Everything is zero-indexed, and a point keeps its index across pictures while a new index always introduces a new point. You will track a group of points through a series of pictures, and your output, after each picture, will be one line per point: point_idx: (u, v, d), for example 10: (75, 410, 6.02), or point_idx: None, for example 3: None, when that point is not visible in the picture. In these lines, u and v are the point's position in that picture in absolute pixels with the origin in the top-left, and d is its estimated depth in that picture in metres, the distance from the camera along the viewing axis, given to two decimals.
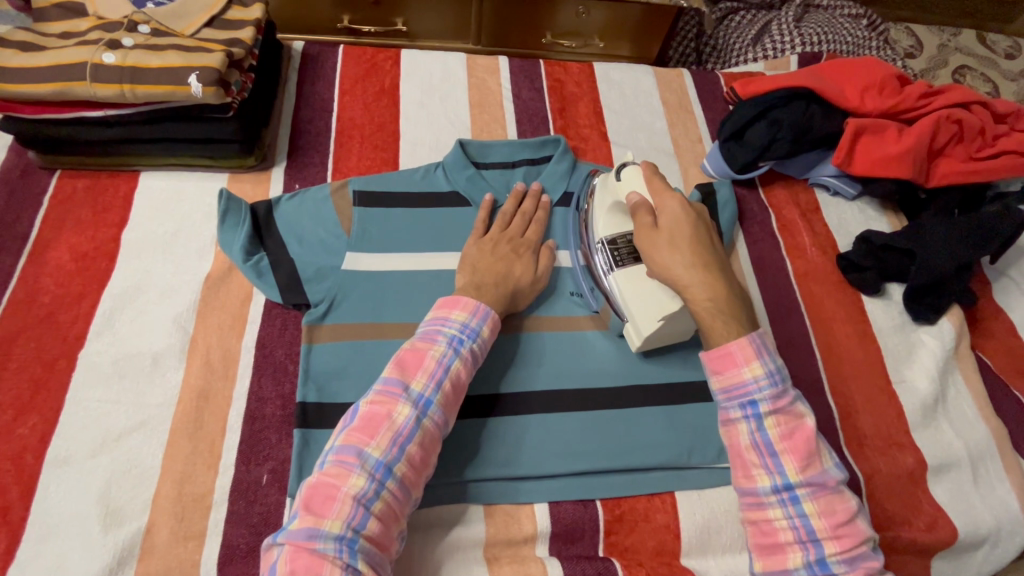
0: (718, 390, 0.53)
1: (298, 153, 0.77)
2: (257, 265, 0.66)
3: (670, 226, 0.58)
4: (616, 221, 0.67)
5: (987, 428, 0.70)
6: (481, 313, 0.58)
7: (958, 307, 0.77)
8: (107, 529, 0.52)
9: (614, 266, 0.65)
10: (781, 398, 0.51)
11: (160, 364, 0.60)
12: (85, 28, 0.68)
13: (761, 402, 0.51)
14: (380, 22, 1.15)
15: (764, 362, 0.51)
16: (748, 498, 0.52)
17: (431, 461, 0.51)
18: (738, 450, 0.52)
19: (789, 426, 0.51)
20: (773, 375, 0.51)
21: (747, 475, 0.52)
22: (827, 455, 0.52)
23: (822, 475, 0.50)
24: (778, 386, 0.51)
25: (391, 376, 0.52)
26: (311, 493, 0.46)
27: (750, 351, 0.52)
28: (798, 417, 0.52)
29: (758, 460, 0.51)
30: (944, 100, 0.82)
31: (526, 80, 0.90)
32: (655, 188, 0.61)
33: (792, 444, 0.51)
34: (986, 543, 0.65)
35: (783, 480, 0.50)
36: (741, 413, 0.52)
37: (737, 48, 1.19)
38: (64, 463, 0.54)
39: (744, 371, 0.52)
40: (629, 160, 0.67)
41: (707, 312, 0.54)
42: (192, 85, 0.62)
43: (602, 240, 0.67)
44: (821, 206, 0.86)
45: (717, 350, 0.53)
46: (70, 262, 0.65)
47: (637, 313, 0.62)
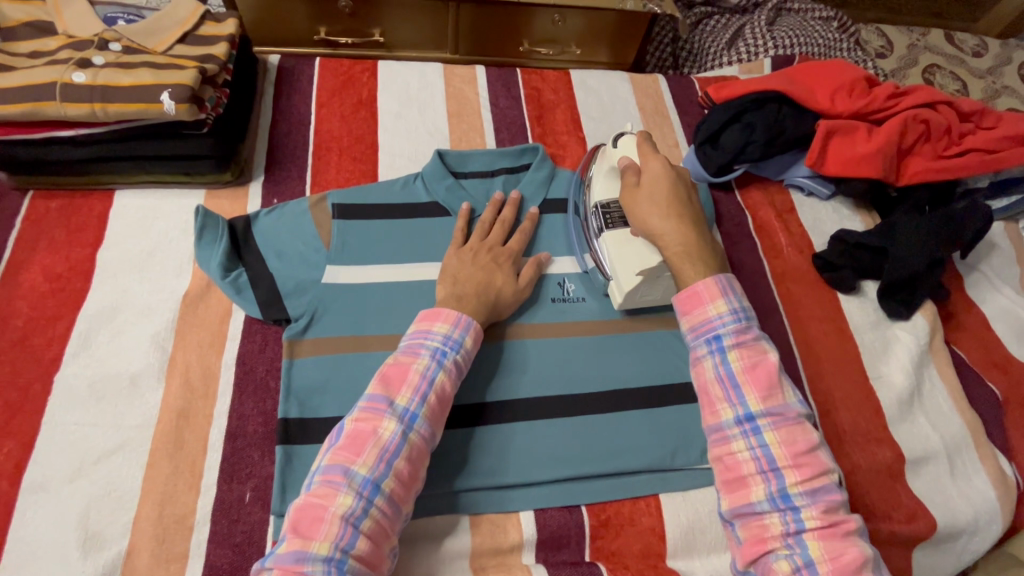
0: (687, 327, 0.59)
1: (276, 167, 0.77)
2: (236, 281, 0.65)
3: (652, 182, 0.65)
4: (609, 186, 0.72)
5: (962, 420, 0.72)
6: (464, 323, 0.58)
7: (931, 302, 0.79)
8: (86, 555, 0.51)
9: (604, 227, 0.69)
10: (744, 333, 0.57)
11: (139, 384, 0.60)
12: (54, 47, 0.68)
13: (725, 337, 0.56)
14: (357, 33, 1.15)
15: (727, 299, 0.58)
16: (725, 465, 0.54)
17: (420, 475, 0.51)
18: (704, 386, 0.56)
19: (753, 359, 0.55)
20: (736, 313, 0.57)
21: (713, 410, 0.56)
22: (790, 391, 0.55)
23: (783, 406, 0.54)
24: (740, 321, 0.57)
25: (375, 393, 0.52)
26: (299, 515, 0.47)
27: (714, 290, 0.58)
28: (760, 351, 0.56)
29: (723, 393, 0.55)
30: (911, 100, 0.85)
31: (504, 88, 0.91)
32: (645, 152, 0.67)
33: (778, 421, 0.53)
34: (964, 533, 0.66)
35: (745, 409, 0.54)
36: (707, 348, 0.57)
37: (711, 53, 1.22)
38: (41, 489, 0.53)
39: (708, 308, 0.58)
40: (626, 129, 0.73)
41: (676, 257, 0.61)
42: (164, 102, 0.62)
43: (597, 204, 0.71)
44: (796, 207, 0.87)
45: (686, 291, 0.59)
46: (44, 284, 0.64)
47: (621, 270, 0.66)
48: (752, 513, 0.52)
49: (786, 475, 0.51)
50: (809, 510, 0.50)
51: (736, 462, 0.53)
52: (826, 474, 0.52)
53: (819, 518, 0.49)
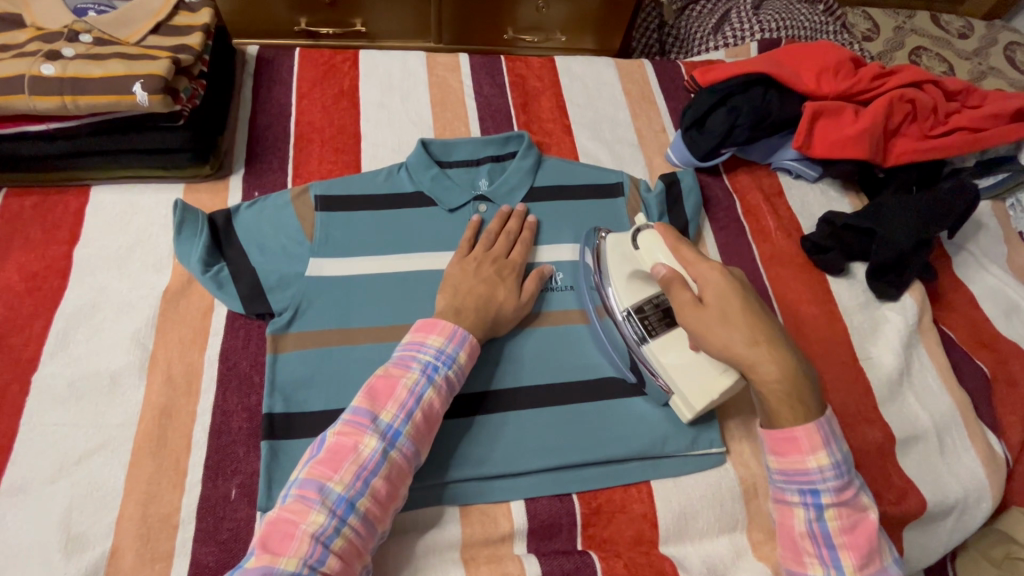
0: (778, 470, 0.53)
1: (256, 159, 0.76)
2: (217, 275, 0.64)
3: (718, 301, 0.54)
4: (638, 287, 0.63)
5: (952, 398, 0.72)
6: (459, 337, 0.57)
7: (919, 283, 0.79)
8: (69, 556, 0.50)
9: (647, 336, 0.61)
10: (846, 492, 0.51)
11: (119, 383, 0.58)
12: (22, 39, 0.66)
13: (823, 493, 0.51)
14: (338, 23, 1.13)
15: (831, 450, 0.51)
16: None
17: (399, 493, 0.51)
18: (790, 536, 0.53)
19: (851, 519, 0.52)
20: (839, 466, 0.51)
21: (799, 559, 0.53)
22: (887, 552, 0.52)
23: (882, 572, 0.51)
24: (843, 480, 0.51)
25: (360, 406, 0.51)
26: (269, 530, 0.46)
27: (816, 440, 0.51)
28: (861, 510, 0.52)
29: (813, 550, 0.52)
30: (897, 80, 0.84)
31: (488, 76, 0.90)
32: (688, 259, 0.58)
33: None
34: (955, 511, 0.66)
35: (839, 574, 0.51)
36: (800, 498, 0.52)
37: (698, 38, 1.21)
38: (21, 491, 0.52)
39: (807, 458, 0.52)
40: (642, 223, 0.64)
41: (775, 399, 0.52)
42: (136, 94, 0.60)
43: (626, 309, 0.63)
44: (784, 190, 0.87)
45: (782, 432, 0.52)
46: (19, 283, 0.63)
47: (685, 386, 0.59)
48: None
49: (844, 562, 0.51)
50: None
51: (803, 561, 0.52)
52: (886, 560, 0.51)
53: None
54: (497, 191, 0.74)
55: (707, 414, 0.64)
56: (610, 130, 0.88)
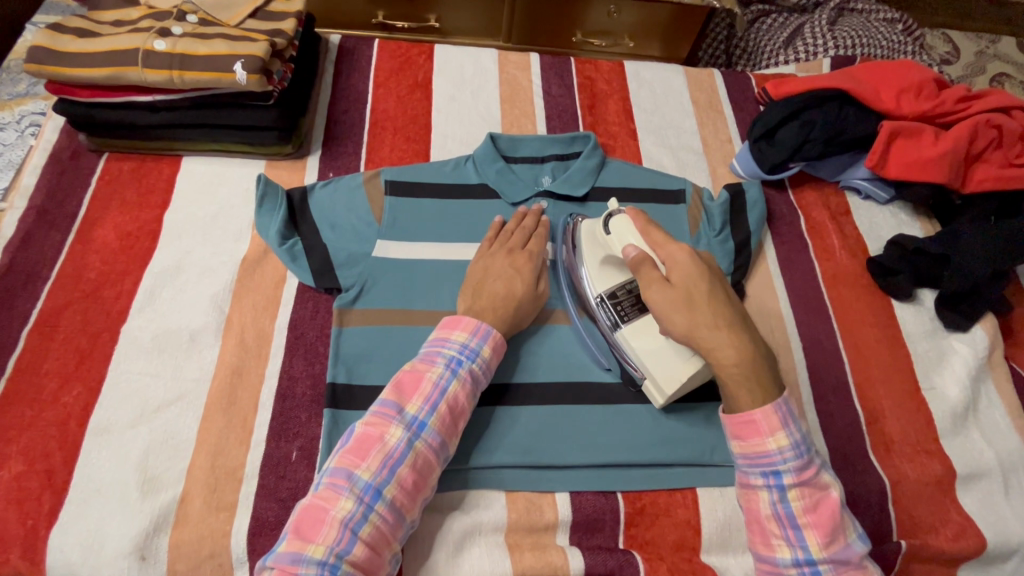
0: (739, 454, 0.51)
1: (333, 142, 0.79)
2: (292, 248, 0.67)
3: (684, 282, 0.54)
4: (610, 273, 0.64)
5: (1019, 438, 0.69)
6: (483, 332, 0.58)
7: (992, 315, 0.76)
8: (144, 495, 0.54)
9: (620, 322, 0.62)
10: (806, 470, 0.50)
11: (197, 341, 0.62)
12: (136, 16, 0.71)
13: (785, 474, 0.50)
14: (413, 17, 1.17)
15: (789, 431, 0.50)
16: (765, 565, 0.51)
17: (427, 484, 0.52)
18: (757, 518, 0.51)
19: (814, 498, 0.50)
20: (798, 446, 0.50)
21: (767, 543, 0.51)
22: (852, 529, 0.51)
23: (847, 549, 0.50)
24: (804, 458, 0.49)
25: (387, 399, 0.52)
26: (301, 517, 0.48)
27: (775, 421, 0.50)
28: (823, 488, 0.51)
29: (779, 531, 0.50)
30: (983, 104, 0.81)
31: (557, 76, 0.91)
32: (657, 241, 0.57)
33: (840, 566, 0.49)
34: (1016, 556, 0.63)
35: (805, 552, 0.49)
36: (763, 480, 0.50)
37: (767, 51, 1.19)
38: (106, 431, 0.56)
39: (768, 440, 0.50)
40: (614, 209, 0.64)
41: (732, 380, 0.51)
42: (236, 72, 0.64)
43: (600, 295, 0.64)
44: (852, 210, 0.85)
45: (740, 416, 0.51)
46: (114, 241, 0.67)
47: (654, 368, 0.59)
48: None
49: (809, 541, 0.49)
50: None
51: (771, 545, 0.51)
52: (851, 536, 0.50)
53: None
54: (560, 188, 0.75)
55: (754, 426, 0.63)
56: (675, 136, 0.88)
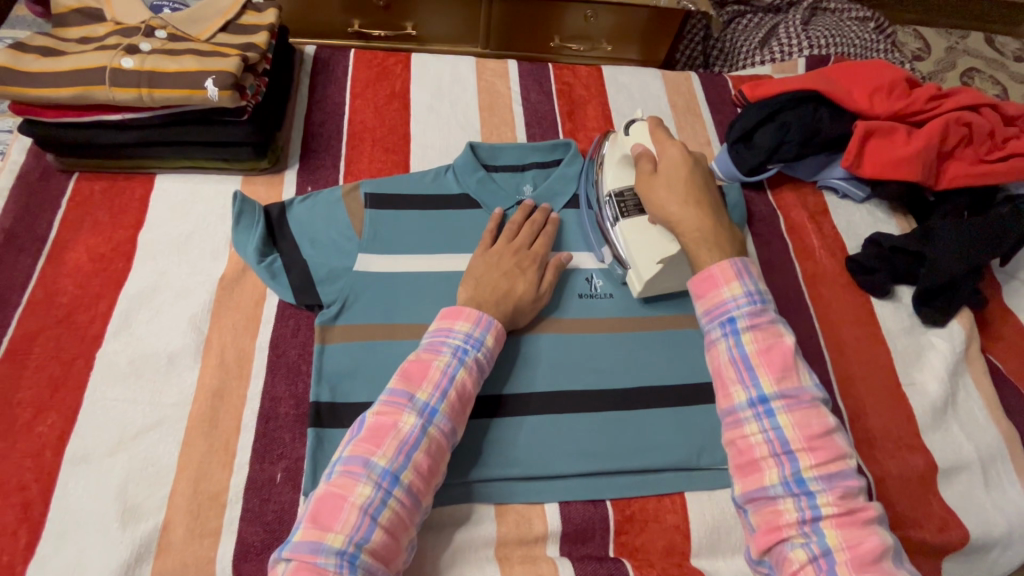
0: (701, 311, 0.55)
1: (310, 156, 0.78)
2: (271, 265, 0.66)
3: (669, 170, 0.62)
4: (622, 174, 0.72)
5: (997, 429, 0.70)
6: (485, 322, 0.58)
7: (968, 310, 0.77)
8: (125, 525, 0.52)
9: (619, 216, 0.69)
10: (760, 315, 0.53)
11: (176, 363, 0.61)
12: (103, 33, 0.70)
13: (739, 318, 0.53)
14: (390, 25, 1.17)
15: (743, 281, 0.54)
16: (726, 418, 0.52)
17: (440, 469, 0.51)
18: (719, 370, 0.53)
19: (767, 342, 0.52)
20: (752, 295, 0.53)
21: (727, 393, 0.52)
22: (807, 375, 0.52)
23: (798, 389, 0.51)
24: (756, 303, 0.53)
25: (397, 387, 0.52)
26: (318, 506, 0.47)
27: (729, 273, 0.54)
28: (776, 334, 0.53)
29: (736, 376, 0.52)
30: (953, 102, 0.82)
31: (536, 83, 0.91)
32: (659, 137, 0.65)
33: (792, 403, 0.50)
34: (998, 546, 0.64)
35: (759, 392, 0.50)
36: (720, 331, 0.53)
37: (743, 52, 1.20)
38: (83, 460, 0.55)
39: (723, 290, 0.54)
40: (637, 116, 0.73)
41: (694, 244, 0.58)
42: (208, 89, 0.63)
43: (610, 193, 0.71)
44: (829, 209, 0.86)
45: (701, 273, 0.56)
46: (88, 263, 0.66)
47: (638, 258, 0.66)
48: (764, 498, 0.48)
49: (763, 380, 0.51)
50: (824, 493, 0.47)
51: (730, 393, 0.52)
52: (805, 379, 0.51)
53: (835, 502, 0.46)
54: (541, 197, 0.75)
55: None
56: None
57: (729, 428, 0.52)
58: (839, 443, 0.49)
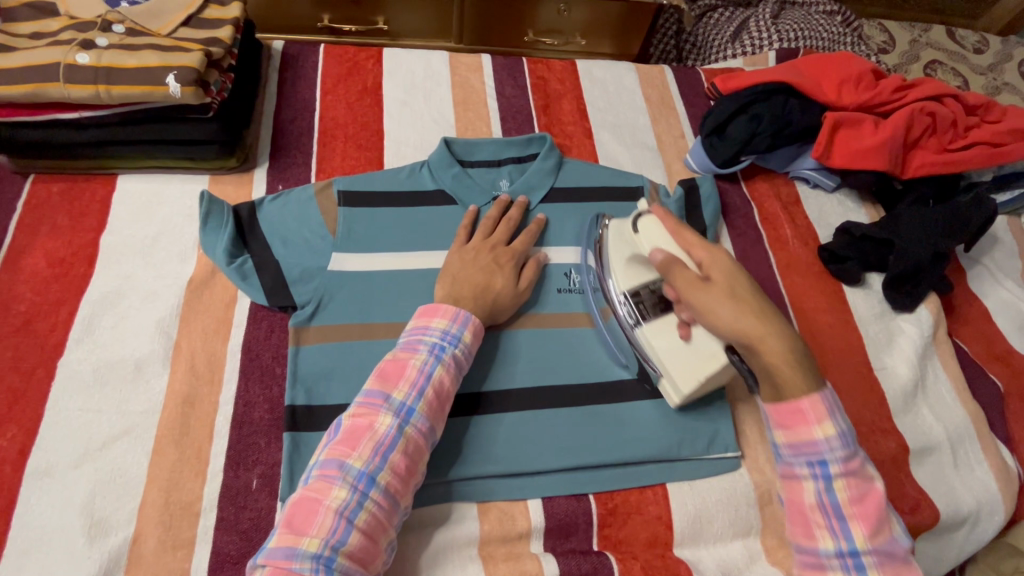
0: (784, 443, 0.50)
1: (280, 154, 0.76)
2: (242, 267, 0.65)
3: (724, 277, 0.55)
4: (636, 272, 0.65)
5: (965, 411, 0.72)
6: (462, 318, 0.57)
7: (935, 295, 0.79)
8: (92, 540, 0.50)
9: (640, 320, 0.64)
10: (853, 460, 0.48)
11: (143, 370, 0.59)
12: (56, 28, 0.67)
13: (832, 464, 0.48)
14: (361, 20, 1.15)
15: (836, 421, 0.48)
16: (806, 557, 0.49)
17: (418, 469, 0.51)
18: (800, 509, 0.50)
19: (859, 489, 0.48)
20: (845, 437, 0.48)
21: (807, 534, 0.49)
22: (896, 523, 0.49)
23: (891, 542, 0.47)
24: (851, 448, 0.48)
25: (372, 388, 0.51)
26: (292, 510, 0.46)
27: (821, 409, 0.48)
28: (869, 479, 0.49)
29: (823, 521, 0.48)
30: (917, 93, 0.84)
31: (510, 77, 0.90)
32: (690, 243, 0.58)
33: (885, 561, 0.46)
34: (967, 524, 0.67)
35: (849, 544, 0.47)
36: (808, 470, 0.49)
37: (715, 45, 1.22)
38: (46, 474, 0.53)
39: (814, 429, 0.49)
40: (644, 210, 0.65)
41: (787, 367, 0.50)
42: (169, 85, 0.61)
43: (623, 293, 0.65)
44: (801, 199, 0.87)
45: (787, 405, 0.49)
46: (46, 269, 0.63)
47: (675, 368, 0.60)
48: None
49: (854, 533, 0.47)
50: None
51: (813, 535, 0.49)
52: (896, 531, 0.48)
53: None
54: (518, 192, 0.74)
55: (723, 418, 0.64)
56: (630, 134, 0.89)
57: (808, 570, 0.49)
58: None
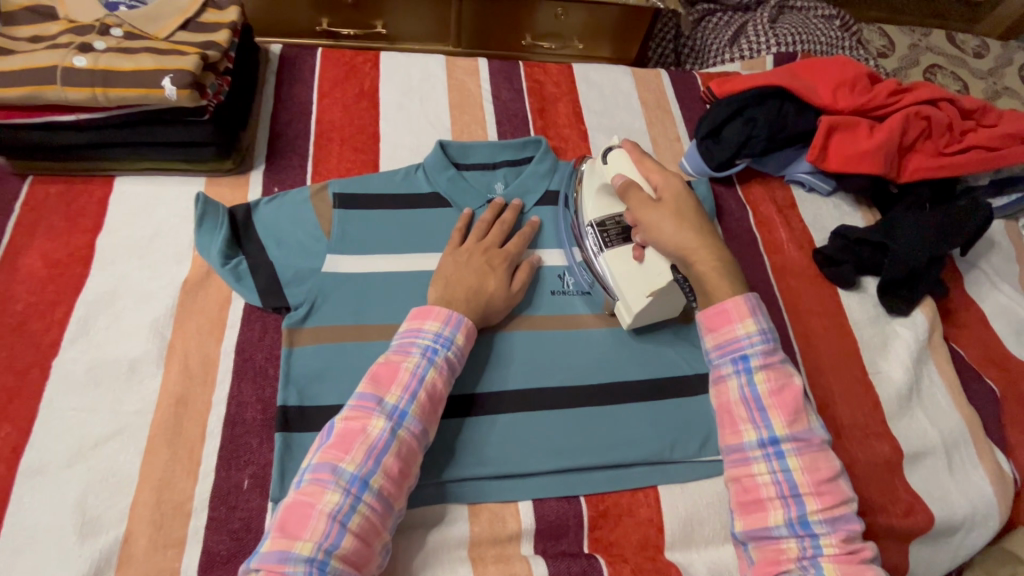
0: (712, 346, 0.56)
1: (277, 156, 0.77)
2: (236, 268, 0.65)
3: (673, 199, 0.62)
4: (604, 203, 0.70)
5: (960, 415, 0.72)
6: (455, 321, 0.58)
7: (931, 299, 0.79)
8: (83, 539, 0.51)
9: (603, 247, 0.68)
10: (771, 355, 0.54)
11: (137, 370, 0.59)
12: (55, 32, 0.67)
13: (752, 357, 0.53)
14: (359, 24, 1.15)
15: (757, 320, 0.54)
16: (734, 455, 0.54)
17: (412, 471, 0.51)
18: (727, 406, 0.54)
19: (779, 382, 0.53)
20: (765, 333, 0.54)
21: (734, 429, 0.54)
22: (814, 417, 0.54)
23: (809, 431, 0.52)
24: (770, 343, 0.54)
25: (365, 391, 0.51)
26: (286, 514, 0.46)
27: (743, 309, 0.55)
28: (788, 376, 0.54)
29: (746, 414, 0.53)
30: (913, 97, 0.84)
31: (506, 81, 0.91)
32: (651, 170, 0.65)
33: (802, 446, 0.51)
34: (961, 529, 0.66)
35: (769, 432, 0.52)
36: (732, 367, 0.54)
37: (713, 50, 1.22)
38: (39, 473, 0.53)
39: (736, 327, 0.54)
40: (614, 143, 0.71)
41: (712, 273, 0.58)
42: (165, 88, 0.62)
43: (592, 222, 0.70)
44: (797, 203, 0.87)
45: (714, 308, 0.56)
46: (43, 269, 0.64)
47: (627, 290, 0.65)
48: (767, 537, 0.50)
49: (774, 421, 0.52)
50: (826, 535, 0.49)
51: (738, 430, 0.53)
52: (814, 422, 0.53)
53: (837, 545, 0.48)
54: (513, 195, 0.75)
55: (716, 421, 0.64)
56: (626, 137, 0.89)
57: (735, 466, 0.53)
58: (844, 487, 0.51)
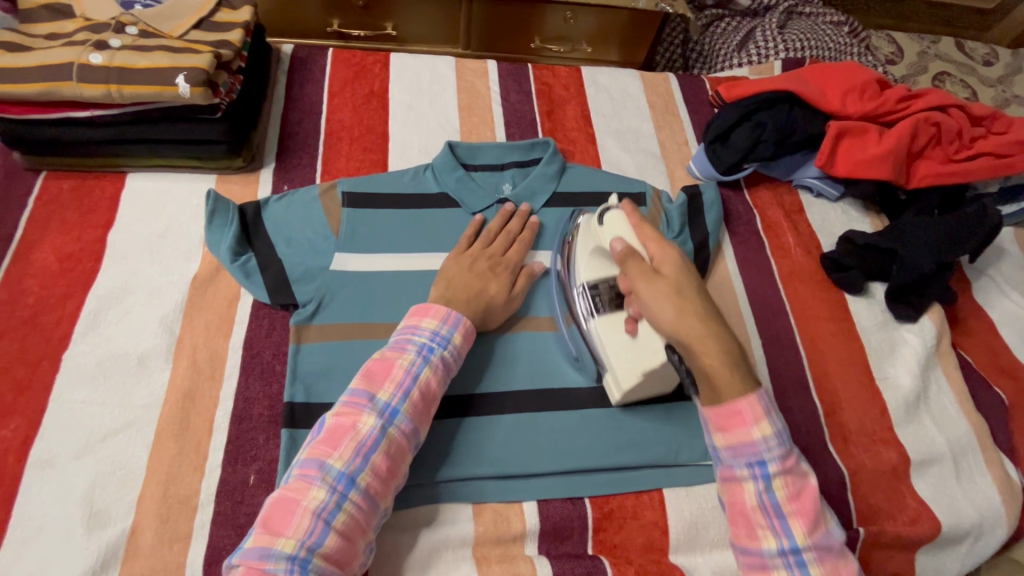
0: (722, 446, 0.48)
1: (287, 155, 0.78)
2: (245, 265, 0.65)
3: (675, 274, 0.52)
4: (598, 264, 0.64)
5: (968, 423, 0.71)
6: (452, 319, 0.58)
7: (939, 305, 0.79)
8: (91, 531, 0.51)
9: (593, 313, 0.62)
10: (788, 457, 0.47)
11: (146, 364, 0.60)
12: (71, 29, 0.68)
13: (771, 463, 0.47)
14: (369, 25, 1.16)
15: (773, 418, 0.47)
16: (749, 559, 0.48)
17: (400, 470, 0.51)
18: (742, 512, 0.48)
19: (797, 485, 0.47)
20: (782, 434, 0.47)
21: (751, 535, 0.48)
22: (829, 516, 0.49)
23: (828, 535, 0.47)
24: (787, 444, 0.47)
25: (358, 387, 0.51)
26: (270, 509, 0.46)
27: (759, 410, 0.47)
28: (803, 475, 0.48)
29: (764, 521, 0.47)
30: (922, 103, 0.84)
31: (515, 83, 0.91)
32: (650, 237, 0.56)
33: (825, 554, 0.46)
34: (969, 537, 0.66)
35: (790, 542, 0.47)
36: (748, 471, 0.47)
37: (721, 55, 1.22)
38: (47, 465, 0.54)
39: (751, 429, 0.47)
40: (614, 204, 0.65)
41: (717, 365, 0.48)
42: (179, 85, 0.63)
43: (582, 284, 0.64)
44: (805, 208, 0.87)
45: (725, 407, 0.47)
46: (55, 263, 0.64)
47: (617, 362, 0.59)
48: None
49: (795, 530, 0.46)
50: None
51: (756, 536, 0.48)
52: (830, 523, 0.48)
53: None
54: (521, 196, 0.75)
55: None
56: (634, 140, 0.89)
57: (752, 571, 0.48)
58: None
